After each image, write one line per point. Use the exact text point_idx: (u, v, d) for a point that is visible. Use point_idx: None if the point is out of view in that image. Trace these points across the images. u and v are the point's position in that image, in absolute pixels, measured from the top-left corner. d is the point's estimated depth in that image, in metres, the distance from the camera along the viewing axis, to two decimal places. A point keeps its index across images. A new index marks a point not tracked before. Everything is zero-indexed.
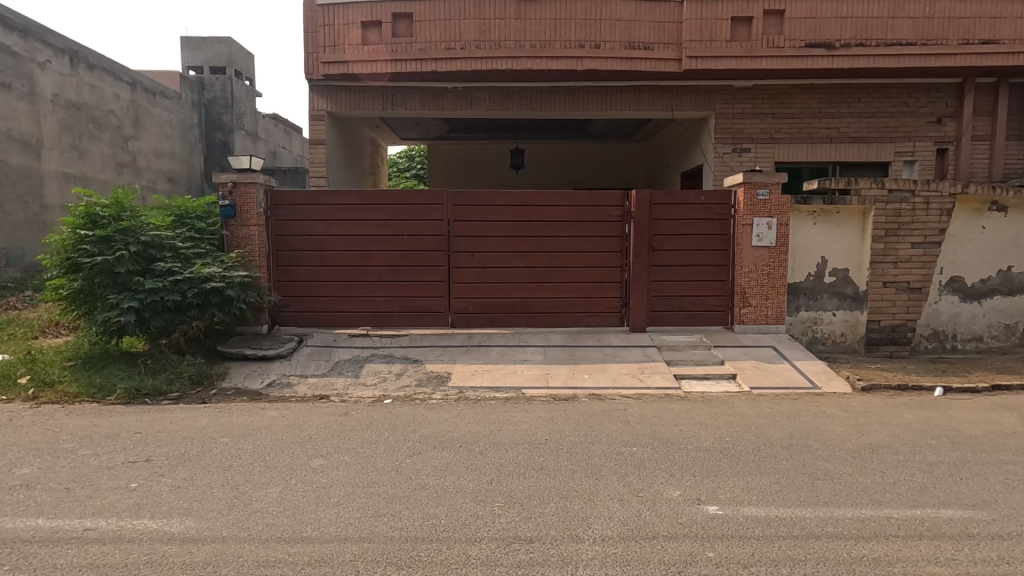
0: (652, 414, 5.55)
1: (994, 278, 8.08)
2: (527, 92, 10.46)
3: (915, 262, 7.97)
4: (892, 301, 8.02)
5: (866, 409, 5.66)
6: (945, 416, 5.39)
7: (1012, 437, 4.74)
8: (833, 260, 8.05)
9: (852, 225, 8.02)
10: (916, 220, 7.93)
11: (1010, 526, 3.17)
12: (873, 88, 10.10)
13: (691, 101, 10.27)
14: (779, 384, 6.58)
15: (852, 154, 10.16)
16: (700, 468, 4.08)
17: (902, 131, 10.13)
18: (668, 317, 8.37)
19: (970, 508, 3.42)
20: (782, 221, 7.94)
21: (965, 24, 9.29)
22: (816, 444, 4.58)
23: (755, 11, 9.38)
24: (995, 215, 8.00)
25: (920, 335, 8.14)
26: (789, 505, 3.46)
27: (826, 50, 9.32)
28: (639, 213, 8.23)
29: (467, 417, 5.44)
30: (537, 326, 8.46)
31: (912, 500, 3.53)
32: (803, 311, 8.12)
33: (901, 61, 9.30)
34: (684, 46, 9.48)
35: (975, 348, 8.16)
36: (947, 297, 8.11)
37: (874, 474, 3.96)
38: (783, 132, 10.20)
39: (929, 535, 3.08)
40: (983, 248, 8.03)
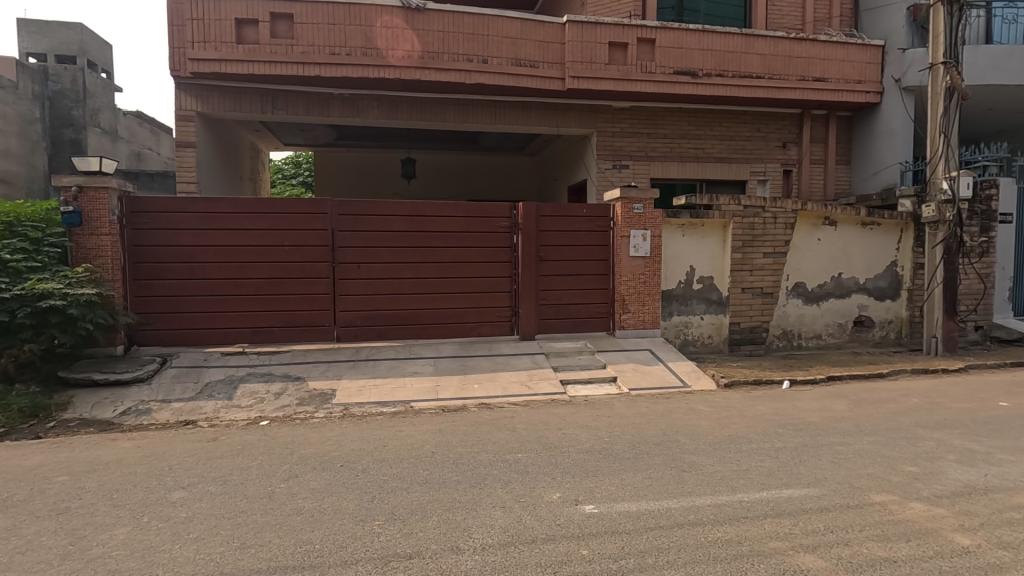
0: (539, 419, 5.71)
1: (828, 283, 9.29)
2: (417, 103, 10.40)
3: (768, 270, 8.95)
4: (750, 305, 8.94)
5: (728, 403, 6.24)
6: (791, 406, 6.09)
7: (841, 422, 5.47)
8: (699, 269, 8.84)
9: (715, 237, 8.85)
10: (767, 232, 8.92)
11: (836, 499, 3.65)
12: (731, 115, 11.27)
13: (575, 119, 10.81)
14: (654, 385, 7.05)
15: (716, 172, 11.23)
16: (579, 469, 4.25)
17: (756, 154, 11.39)
18: (555, 325, 8.68)
19: (806, 486, 3.89)
20: (655, 233, 8.57)
21: (803, 63, 10.68)
22: (685, 439, 4.97)
23: (629, 38, 10.10)
24: (828, 229, 9.22)
25: (773, 335, 9.14)
26: (657, 498, 3.72)
27: (691, 78, 10.27)
28: (527, 224, 8.48)
29: (352, 435, 5.25)
30: (428, 337, 8.38)
31: (760, 483, 3.95)
32: (675, 316, 8.81)
33: (753, 92, 10.50)
34: (566, 66, 9.94)
35: (817, 345, 9.31)
36: (793, 301, 9.19)
37: (730, 462, 4.38)
38: (657, 151, 11.04)
39: (772, 514, 3.46)
40: (819, 258, 9.22)
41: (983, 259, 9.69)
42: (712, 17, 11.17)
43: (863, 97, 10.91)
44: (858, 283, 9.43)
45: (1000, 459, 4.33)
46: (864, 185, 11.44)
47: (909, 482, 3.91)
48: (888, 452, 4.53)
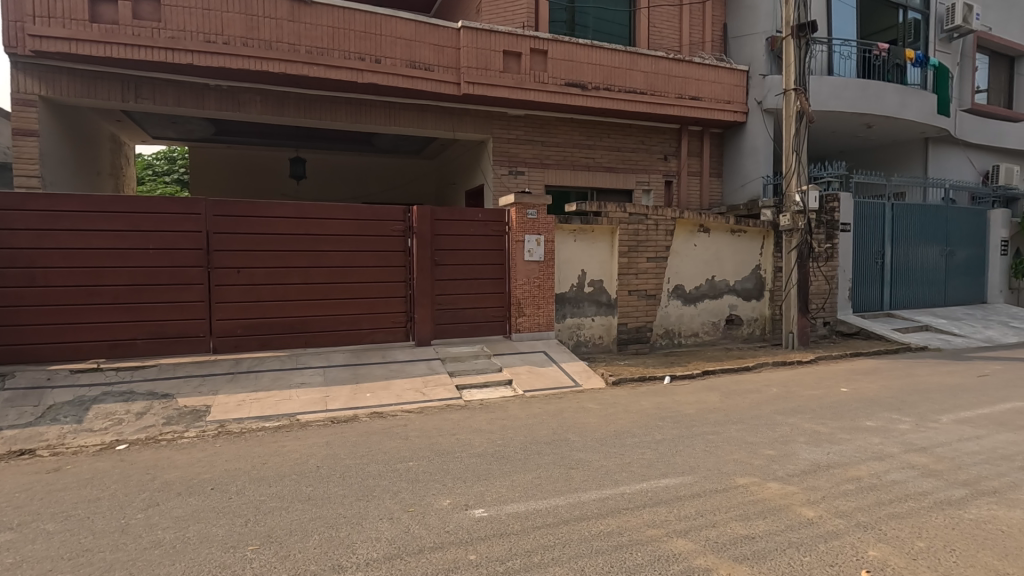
0: (432, 426, 5.62)
1: (703, 286, 10.11)
2: (305, 100, 9.90)
3: (651, 273, 9.55)
4: (636, 306, 9.47)
5: (615, 400, 6.56)
6: (671, 400, 6.53)
7: (713, 412, 5.94)
8: (590, 273, 9.22)
9: (603, 242, 9.29)
10: (650, 239, 9.51)
11: (706, 484, 3.95)
12: (618, 127, 11.92)
13: (470, 124, 10.86)
14: (547, 385, 7.23)
15: (605, 181, 11.81)
16: (471, 473, 4.24)
17: (640, 164, 12.14)
18: (452, 330, 8.64)
19: (681, 474, 4.17)
20: (548, 238, 8.82)
21: (680, 82, 11.56)
22: (574, 437, 5.14)
23: (523, 48, 10.34)
24: (703, 235, 10.03)
25: (656, 334, 9.75)
26: (545, 496, 3.80)
27: (581, 90, 10.72)
28: (422, 228, 8.36)
29: (228, 454, 4.84)
30: (318, 345, 7.96)
31: (641, 475, 4.18)
32: (568, 318, 9.11)
33: (637, 107, 11.18)
34: (462, 71, 9.95)
35: (694, 342, 10.09)
36: (674, 302, 9.88)
37: (614, 456, 4.59)
38: (550, 159, 11.40)
39: (650, 503, 3.67)
40: (696, 262, 10.00)
41: (828, 263, 11.06)
42: (600, 33, 11.73)
43: (731, 116, 12.02)
44: (729, 285, 10.35)
45: (839, 438, 4.94)
46: (733, 196, 12.59)
47: (767, 464, 4.33)
48: (751, 438, 4.99)
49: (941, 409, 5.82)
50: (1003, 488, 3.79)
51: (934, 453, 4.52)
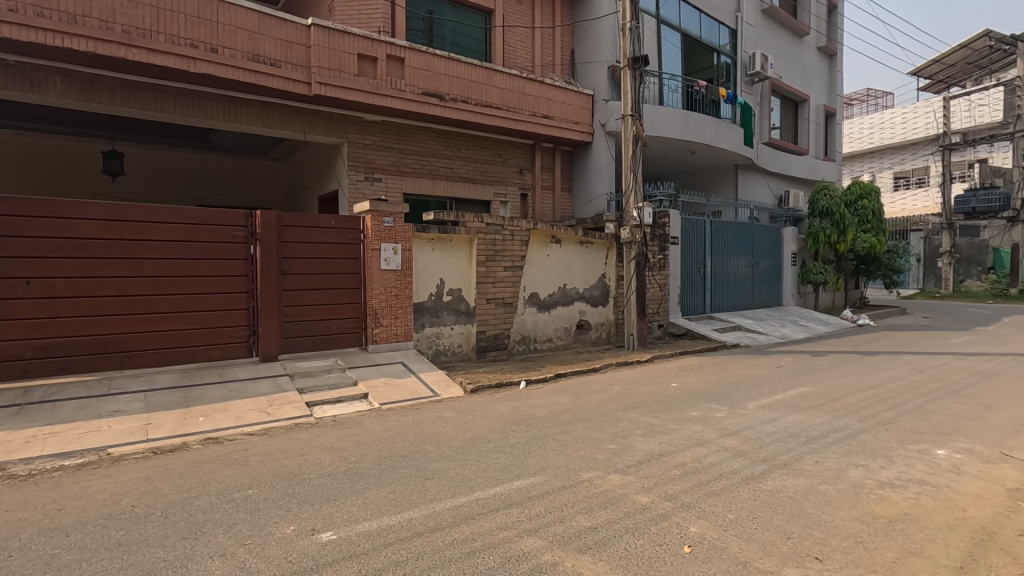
0: (277, 448, 5.19)
1: (556, 293, 10.69)
2: (123, 87, 8.65)
3: (508, 282, 9.86)
4: (493, 314, 9.70)
5: (473, 407, 6.65)
6: (526, 404, 6.78)
7: (564, 413, 6.30)
8: (448, 282, 9.26)
9: (461, 251, 9.39)
10: (507, 248, 9.82)
11: (555, 482, 4.16)
12: (475, 140, 12.18)
13: (322, 126, 10.34)
14: (404, 397, 7.08)
15: (464, 191, 11.98)
16: (319, 495, 3.99)
17: (497, 177, 12.53)
18: (301, 343, 8.09)
19: (532, 475, 4.34)
20: (405, 247, 8.69)
21: (533, 100, 12.17)
22: (431, 448, 5.10)
23: (378, 53, 10.12)
24: (555, 246, 10.62)
25: (513, 340, 10.07)
26: (398, 511, 3.70)
27: (439, 101, 10.78)
28: (266, 235, 7.75)
29: (11, 503, 4.00)
30: (136, 367, 6.93)
31: (495, 479, 4.27)
32: (427, 327, 9.02)
33: (493, 120, 11.53)
34: (312, 71, 9.44)
35: (549, 346, 10.59)
36: (530, 309, 10.30)
37: (470, 463, 4.64)
38: (408, 166, 11.27)
39: (503, 506, 3.76)
40: (549, 271, 10.55)
41: (661, 272, 12.35)
42: (457, 46, 11.88)
43: (579, 136, 12.95)
44: (579, 292, 11.08)
45: (669, 428, 5.52)
46: (582, 210, 13.51)
47: (609, 458, 4.68)
48: (596, 435, 5.36)
49: (748, 397, 6.80)
50: (792, 461, 4.52)
51: (742, 435, 5.24)
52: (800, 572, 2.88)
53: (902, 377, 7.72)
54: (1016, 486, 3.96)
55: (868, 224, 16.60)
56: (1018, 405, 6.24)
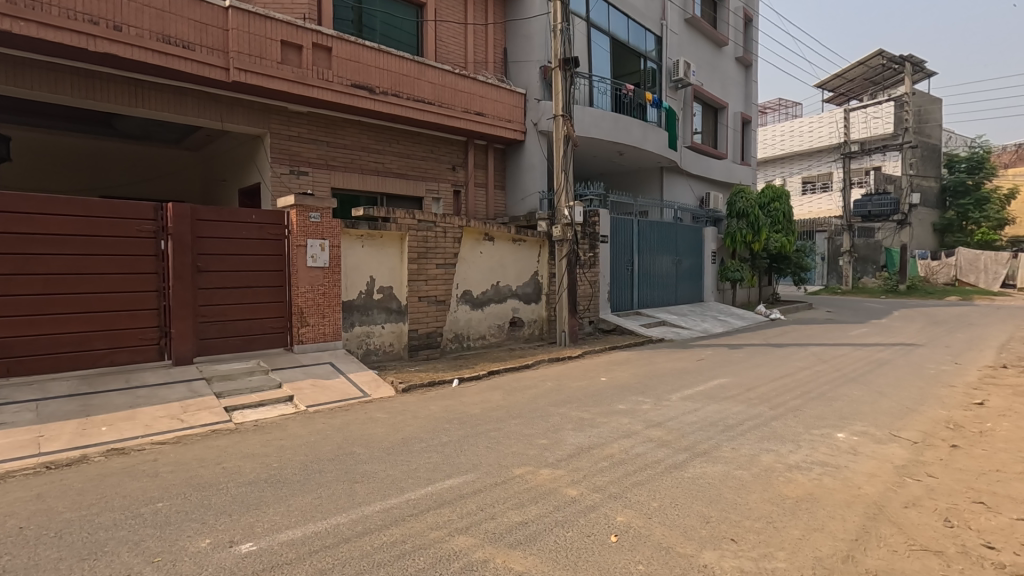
0: (192, 457, 4.87)
1: (489, 290, 10.71)
2: (7, 63, 7.76)
3: (441, 279, 9.76)
4: (425, 312, 9.57)
5: (404, 407, 6.54)
6: (458, 402, 6.75)
7: (497, 409, 6.33)
8: (379, 280, 9.04)
9: (392, 248, 9.20)
10: (439, 246, 9.72)
11: (487, 479, 4.17)
12: (407, 134, 11.95)
13: (243, 115, 9.78)
14: (333, 399, 6.85)
15: (395, 187, 11.74)
16: (238, 505, 3.78)
17: (430, 173, 12.38)
18: (219, 344, 7.64)
19: (464, 473, 4.32)
20: (333, 243, 8.39)
21: (466, 97, 12.12)
22: (360, 450, 4.96)
23: (303, 40, 9.71)
24: (488, 244, 10.62)
25: (446, 338, 9.98)
26: (324, 516, 3.58)
27: (368, 93, 10.49)
28: (179, 229, 7.24)
29: None
30: (25, 374, 6.26)
31: (427, 479, 4.22)
32: (357, 326, 8.77)
33: (425, 116, 11.37)
34: (230, 56, 8.91)
35: (482, 344, 10.60)
36: (463, 306, 10.25)
37: (400, 464, 4.56)
38: (336, 160, 10.89)
39: (434, 505, 3.72)
40: (482, 269, 10.54)
41: (592, 270, 12.66)
42: (388, 39, 11.59)
43: (511, 134, 13.02)
44: (512, 290, 11.15)
45: (599, 421, 5.68)
46: (515, 208, 13.60)
47: (540, 453, 4.75)
48: (528, 430, 5.42)
49: (672, 389, 7.12)
50: (711, 448, 4.77)
51: (666, 426, 5.48)
52: (717, 553, 3.04)
53: (808, 367, 8.35)
54: (903, 464, 4.39)
55: (779, 225, 17.81)
56: (905, 390, 6.92)
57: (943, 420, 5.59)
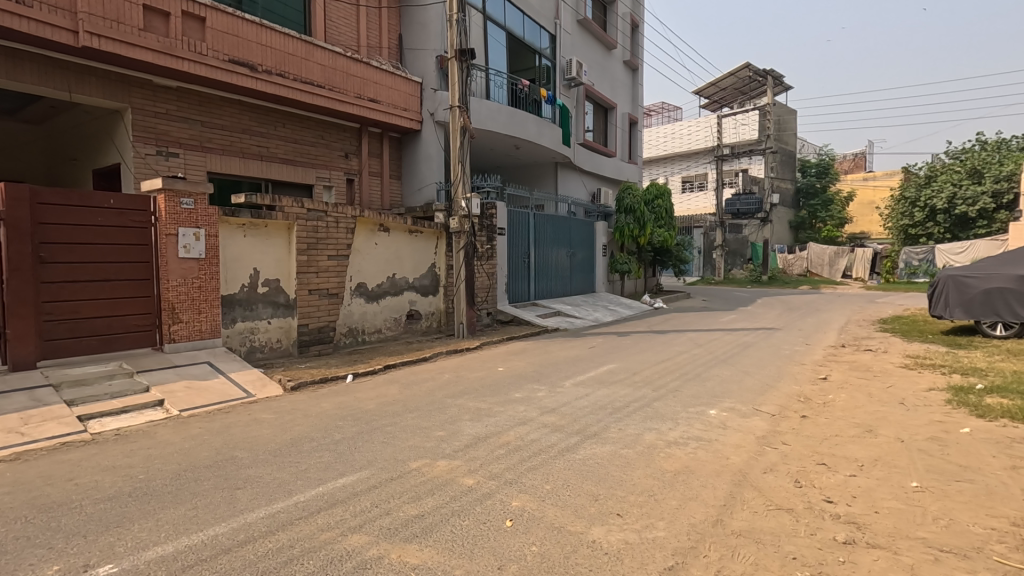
0: (35, 475, 4.25)
1: (385, 283, 10.43)
2: None
3: (332, 272, 9.32)
4: (316, 306, 9.11)
5: (293, 406, 6.19)
6: (352, 398, 6.53)
7: (393, 404, 6.20)
8: (263, 272, 8.44)
9: (278, 238, 8.63)
10: (330, 236, 9.27)
11: (382, 475, 4.07)
12: (294, 118, 11.25)
13: (97, 86, 8.62)
14: (211, 401, 6.31)
15: (281, 173, 11.01)
16: (96, 524, 3.37)
17: (320, 160, 11.76)
18: (70, 346, 6.75)
19: (357, 470, 4.18)
20: (210, 232, 7.70)
21: (359, 82, 11.65)
22: (243, 454, 4.63)
23: (171, 7, 8.76)
24: (383, 235, 10.31)
25: (339, 333, 9.58)
26: (200, 528, 3.30)
27: (249, 71, 9.73)
28: (15, 214, 6.26)
29: None
30: None
31: (317, 479, 4.03)
32: (238, 322, 8.13)
33: (314, 100, 10.78)
34: (80, 18, 7.80)
35: (378, 338, 10.31)
36: (357, 300, 9.89)
37: (289, 466, 4.31)
38: (212, 142, 9.98)
39: (326, 506, 3.57)
40: (377, 260, 10.23)
41: (489, 262, 12.77)
42: (271, 13, 10.78)
43: (407, 123, 12.72)
44: (409, 282, 10.95)
45: (495, 410, 5.77)
46: (412, 198, 13.34)
47: (437, 445, 4.72)
48: (425, 423, 5.38)
49: (565, 376, 7.42)
50: (600, 430, 5.04)
51: (560, 411, 5.69)
52: (604, 528, 3.23)
53: (686, 351, 9.10)
54: (763, 434, 4.93)
55: (662, 221, 19.14)
56: (765, 369, 7.78)
57: (795, 394, 6.36)
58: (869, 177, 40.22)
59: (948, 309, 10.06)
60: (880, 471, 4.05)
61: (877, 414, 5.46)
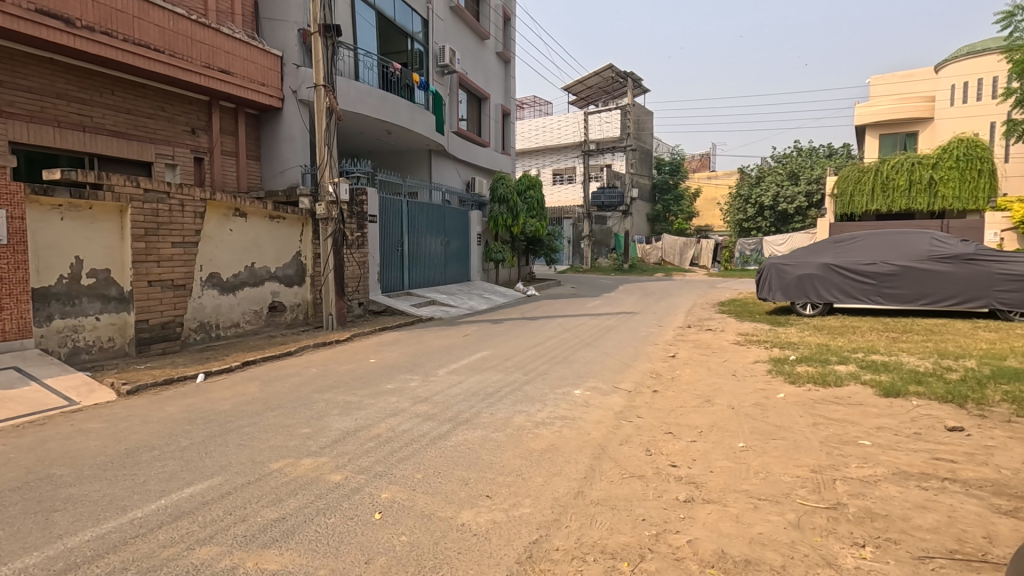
0: None
1: (242, 273, 9.57)
2: None
3: (177, 260, 8.34)
4: (159, 299, 8.12)
5: (130, 412, 5.48)
6: (203, 399, 5.94)
7: (251, 403, 5.75)
8: (90, 261, 7.31)
9: (108, 221, 7.52)
10: (174, 221, 8.28)
11: (238, 480, 3.76)
12: (127, 85, 9.84)
13: None
14: (20, 412, 5.35)
15: (111, 148, 9.59)
16: None
17: (161, 135, 10.43)
18: None
19: (208, 478, 3.82)
20: (13, 214, 6.48)
21: (206, 50, 10.49)
22: (64, 470, 4.00)
23: None
24: (239, 220, 9.44)
25: (188, 328, 8.64)
26: (4, 562, 2.80)
27: (64, 26, 8.29)
28: None
29: None
30: None
31: (158, 491, 3.62)
32: (57, 319, 6.97)
33: (151, 65, 9.52)
34: None
35: (234, 333, 9.47)
36: (208, 291, 8.97)
37: (123, 480, 3.82)
38: (15, 106, 8.38)
39: (170, 519, 3.23)
40: (232, 248, 9.34)
41: (360, 250, 12.29)
42: None
43: (265, 99, 11.73)
44: (270, 272, 10.17)
45: (366, 403, 5.60)
46: (272, 182, 12.38)
47: (302, 443, 4.47)
48: (288, 421, 5.06)
49: (439, 365, 7.42)
50: (472, 417, 5.11)
51: (432, 400, 5.69)
52: (474, 511, 3.30)
53: (555, 336, 9.56)
54: (620, 410, 5.35)
55: (535, 211, 19.77)
56: (624, 350, 8.44)
57: (649, 372, 6.99)
58: (712, 176, 45.20)
59: (770, 292, 11.65)
60: (715, 436, 4.60)
61: (714, 386, 6.18)
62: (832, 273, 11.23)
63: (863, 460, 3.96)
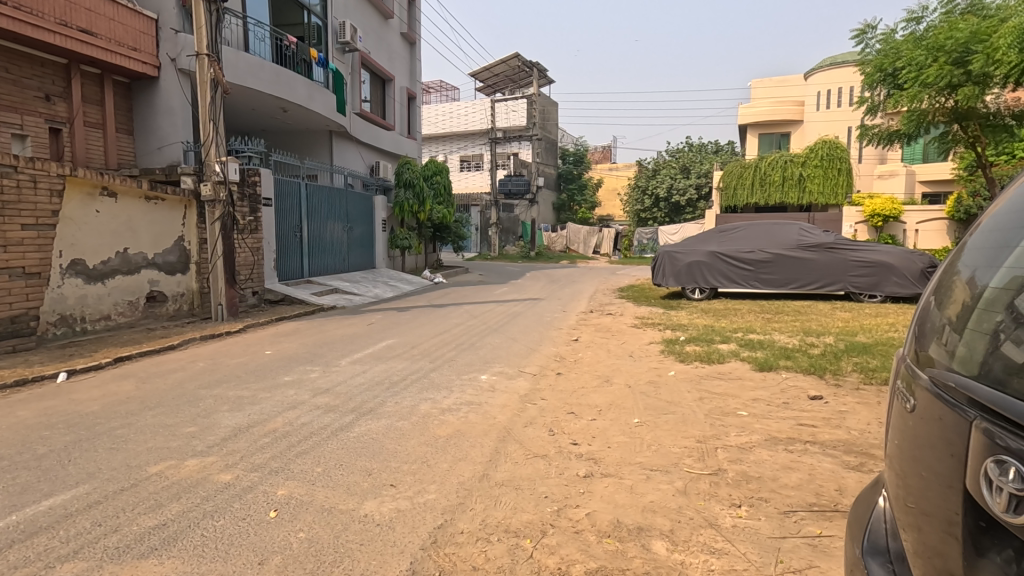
0: None
1: (113, 260, 8.58)
2: None
3: (28, 245, 7.33)
4: (7, 289, 7.08)
5: None
6: (65, 401, 5.28)
7: (125, 403, 5.19)
8: None
9: None
10: (24, 199, 7.24)
11: (109, 487, 3.40)
12: None
13: None
14: None
15: None
16: None
17: (5, 100, 9.04)
18: None
19: (71, 487, 3.42)
20: None
21: (61, 5, 9.20)
22: None
23: None
24: (107, 200, 8.42)
25: (46, 322, 7.64)
26: None
27: None
28: None
29: None
30: None
31: (8, 507, 3.18)
32: None
33: None
34: None
35: (105, 327, 8.51)
36: (71, 281, 7.96)
37: None
38: None
39: (23, 538, 2.84)
40: (99, 232, 8.32)
41: (252, 236, 11.46)
42: None
43: (137, 66, 10.51)
44: (147, 259, 9.21)
45: (260, 397, 5.28)
46: (148, 159, 11.18)
47: (185, 443, 4.13)
48: (169, 421, 4.64)
49: (341, 355, 7.15)
50: (375, 407, 4.99)
51: (334, 391, 5.47)
52: (377, 501, 3.23)
53: (462, 322, 9.57)
54: (525, 393, 5.47)
55: (441, 197, 19.50)
56: (529, 335, 8.62)
57: (553, 355, 7.20)
58: (612, 168, 47.28)
59: (664, 277, 12.41)
60: (612, 414, 4.85)
61: (613, 367, 6.50)
62: (718, 260, 12.18)
63: (741, 429, 4.37)
